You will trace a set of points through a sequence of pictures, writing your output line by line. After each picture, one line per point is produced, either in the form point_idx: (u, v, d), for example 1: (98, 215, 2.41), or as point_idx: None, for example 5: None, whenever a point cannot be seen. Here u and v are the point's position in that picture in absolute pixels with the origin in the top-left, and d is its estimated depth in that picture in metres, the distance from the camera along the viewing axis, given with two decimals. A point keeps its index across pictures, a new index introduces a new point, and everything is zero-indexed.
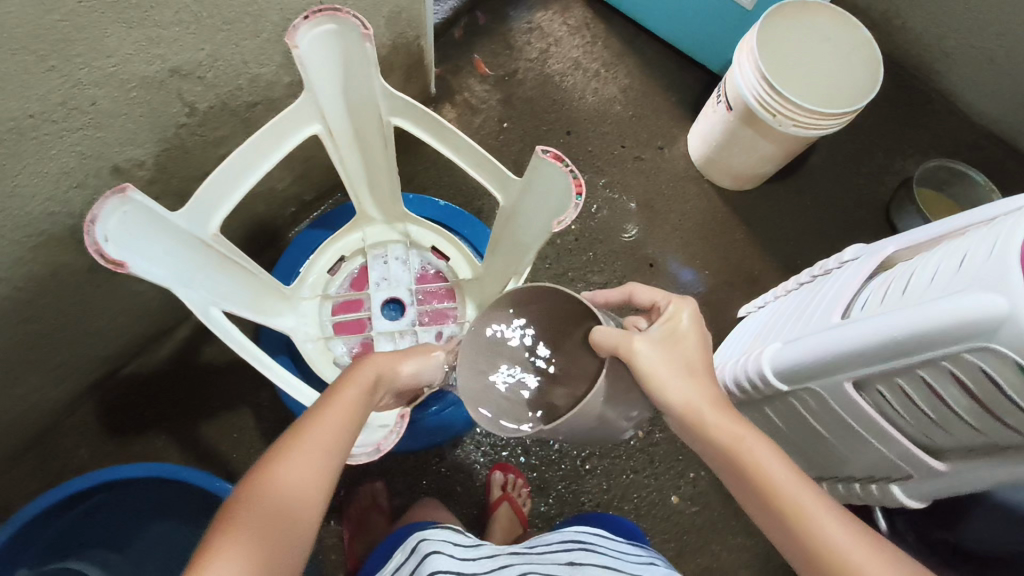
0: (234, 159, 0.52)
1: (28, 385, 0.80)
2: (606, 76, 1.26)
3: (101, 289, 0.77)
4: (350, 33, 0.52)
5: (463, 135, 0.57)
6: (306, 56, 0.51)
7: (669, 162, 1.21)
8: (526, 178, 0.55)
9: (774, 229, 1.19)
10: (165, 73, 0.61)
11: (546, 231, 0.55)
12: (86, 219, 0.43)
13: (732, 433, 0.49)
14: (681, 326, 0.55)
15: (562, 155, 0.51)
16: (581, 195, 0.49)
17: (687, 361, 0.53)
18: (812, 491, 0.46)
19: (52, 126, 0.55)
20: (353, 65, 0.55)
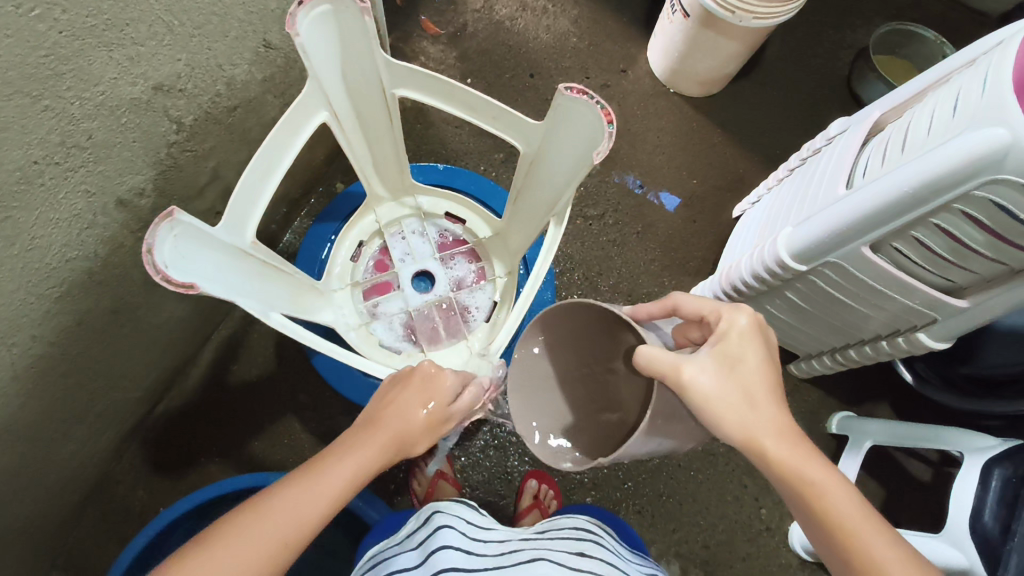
0: (258, 160, 0.54)
1: (80, 440, 0.79)
2: (554, 10, 1.25)
3: (129, 329, 0.76)
4: (346, 10, 0.54)
5: (475, 92, 0.59)
6: (309, 41, 0.54)
7: (635, 83, 1.22)
8: (551, 118, 0.57)
9: (749, 126, 1.22)
10: (149, 91, 0.59)
11: (584, 169, 0.56)
12: (145, 248, 0.44)
13: (797, 460, 0.48)
14: (736, 346, 0.51)
15: (582, 89, 0.53)
16: (612, 123, 0.51)
17: (748, 384, 0.50)
18: (866, 516, 0.46)
19: (56, 168, 0.54)
20: (353, 43, 0.57)
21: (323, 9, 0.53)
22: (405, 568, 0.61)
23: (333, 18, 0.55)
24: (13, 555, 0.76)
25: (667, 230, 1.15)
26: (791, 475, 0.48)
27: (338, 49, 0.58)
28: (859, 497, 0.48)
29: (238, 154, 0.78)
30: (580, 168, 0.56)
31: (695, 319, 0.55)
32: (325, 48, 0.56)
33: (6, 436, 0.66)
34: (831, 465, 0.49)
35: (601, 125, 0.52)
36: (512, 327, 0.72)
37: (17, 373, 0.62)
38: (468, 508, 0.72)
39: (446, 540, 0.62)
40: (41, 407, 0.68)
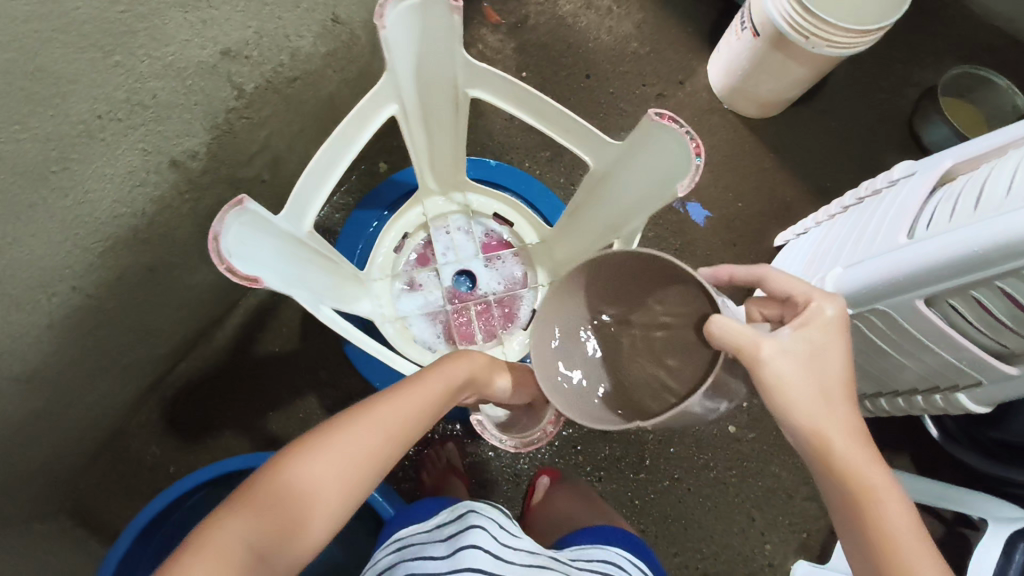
0: (324, 151, 0.54)
1: (102, 391, 0.79)
2: (618, 12, 1.22)
3: (162, 288, 0.75)
4: (435, 7, 0.53)
5: (555, 104, 0.59)
6: (393, 36, 0.53)
7: (692, 96, 1.20)
8: (632, 141, 0.56)
9: (801, 154, 1.19)
10: (217, 56, 0.59)
11: (664, 198, 0.55)
12: (211, 236, 0.44)
13: (861, 470, 0.47)
14: (822, 339, 0.49)
15: (671, 116, 0.52)
16: (700, 156, 0.50)
17: (825, 379, 0.48)
18: (919, 539, 0.46)
19: (117, 125, 0.54)
20: (435, 39, 0.56)
21: (411, 5, 0.52)
22: (433, 557, 0.61)
23: (421, 13, 0.54)
24: (26, 497, 0.77)
25: (706, 250, 1.13)
26: (850, 474, 0.47)
27: (418, 43, 0.57)
28: (914, 517, 0.47)
29: (290, 126, 0.77)
30: (661, 198, 0.55)
31: (780, 296, 0.54)
32: (408, 42, 0.55)
33: (36, 381, 0.66)
34: (894, 481, 0.48)
35: (688, 156, 0.50)
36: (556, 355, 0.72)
37: (53, 322, 0.62)
38: (504, 514, 0.69)
39: (478, 541, 0.60)
40: (71, 357, 0.68)
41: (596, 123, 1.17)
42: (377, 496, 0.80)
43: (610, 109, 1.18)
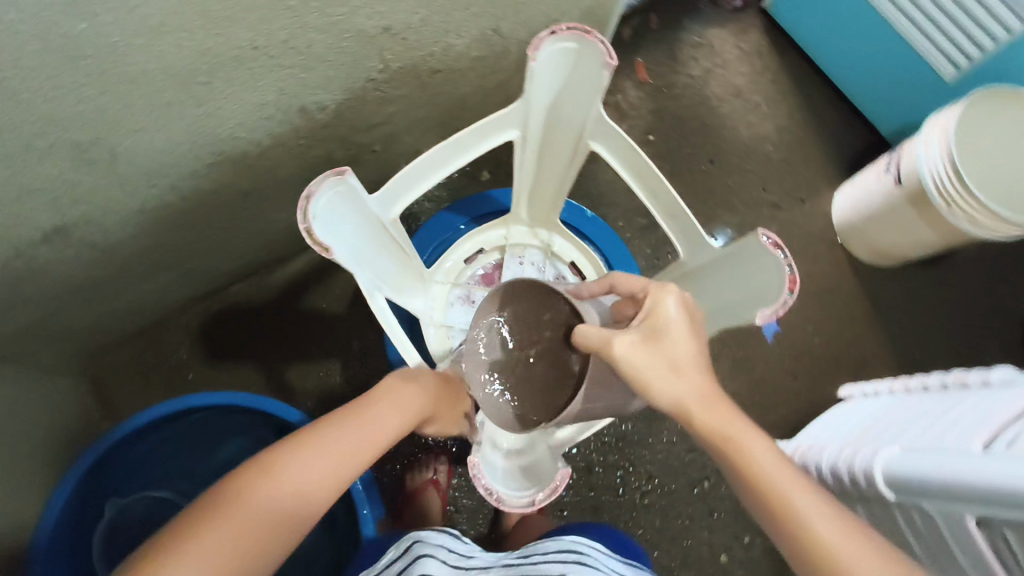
0: (434, 153, 0.56)
1: (159, 283, 0.84)
2: (764, 111, 1.21)
3: (248, 212, 0.79)
4: (588, 58, 0.54)
5: (670, 188, 0.58)
6: (539, 70, 0.54)
7: (807, 217, 1.16)
8: (731, 251, 0.54)
9: (898, 315, 1.13)
10: (378, 30, 0.61)
11: (744, 318, 0.53)
12: (303, 194, 0.47)
13: (724, 431, 0.48)
14: (666, 320, 0.52)
15: (778, 242, 0.50)
16: (793, 292, 0.47)
17: (676, 352, 0.50)
18: (812, 494, 0.45)
19: (267, 60, 0.56)
20: (578, 87, 0.57)
21: (568, 47, 0.53)
22: None
23: (574, 58, 0.54)
24: (57, 350, 0.82)
25: (765, 371, 1.09)
26: (716, 434, 0.48)
27: (560, 82, 0.57)
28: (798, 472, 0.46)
29: (415, 110, 0.80)
30: (742, 316, 0.53)
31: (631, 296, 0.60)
32: (551, 81, 0.57)
33: (108, 255, 0.70)
34: (763, 433, 0.48)
35: (781, 288, 0.48)
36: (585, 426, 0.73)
37: (143, 209, 0.66)
38: (452, 534, 0.70)
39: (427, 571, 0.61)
40: (146, 243, 0.72)
41: (702, 209, 1.15)
42: (359, 493, 0.77)
43: (721, 200, 1.16)
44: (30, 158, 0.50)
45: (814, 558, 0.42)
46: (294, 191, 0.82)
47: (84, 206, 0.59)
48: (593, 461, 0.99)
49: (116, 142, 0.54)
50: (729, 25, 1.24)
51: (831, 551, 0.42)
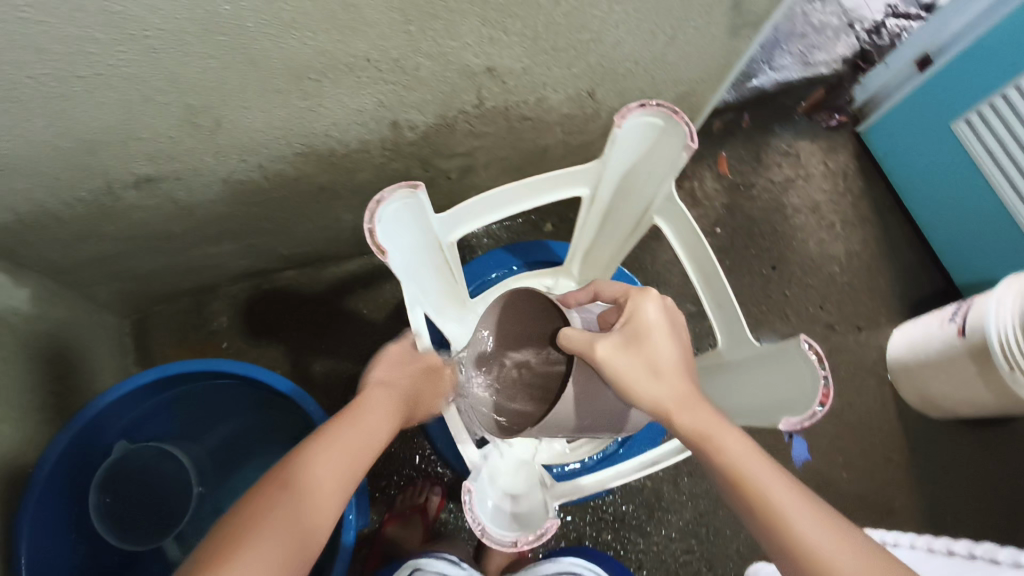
0: (504, 192, 0.59)
1: (222, 251, 0.88)
2: (838, 231, 1.20)
3: (319, 205, 0.83)
4: (671, 135, 0.55)
5: (723, 278, 0.58)
6: (621, 137, 0.56)
7: (860, 345, 1.13)
8: (769, 350, 0.53)
9: (937, 471, 1.06)
10: (482, 68, 0.65)
11: (768, 421, 0.52)
12: (375, 197, 0.50)
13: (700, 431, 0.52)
14: (646, 322, 0.57)
15: (819, 351, 0.48)
16: (824, 406, 0.46)
17: (658, 357, 0.55)
18: (781, 480, 0.49)
19: (375, 72, 0.60)
20: (655, 160, 0.58)
21: (653, 121, 0.55)
22: None
23: (657, 132, 0.56)
24: (113, 287, 0.86)
25: None
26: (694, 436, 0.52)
27: (638, 153, 0.59)
28: (774, 467, 0.50)
29: (497, 149, 0.84)
30: (768, 416, 0.52)
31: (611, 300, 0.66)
32: (631, 149, 0.58)
33: (185, 214, 0.75)
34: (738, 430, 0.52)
35: (812, 398, 0.47)
36: (594, 483, 0.66)
37: (226, 179, 0.70)
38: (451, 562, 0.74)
39: None
40: (220, 211, 0.77)
41: (753, 311, 1.14)
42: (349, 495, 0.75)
43: (775, 307, 1.14)
44: (144, 108, 0.55)
45: (792, 553, 0.45)
46: (366, 198, 0.86)
47: (176, 163, 0.64)
48: (584, 535, 0.96)
49: (222, 114, 0.59)
50: (820, 141, 1.25)
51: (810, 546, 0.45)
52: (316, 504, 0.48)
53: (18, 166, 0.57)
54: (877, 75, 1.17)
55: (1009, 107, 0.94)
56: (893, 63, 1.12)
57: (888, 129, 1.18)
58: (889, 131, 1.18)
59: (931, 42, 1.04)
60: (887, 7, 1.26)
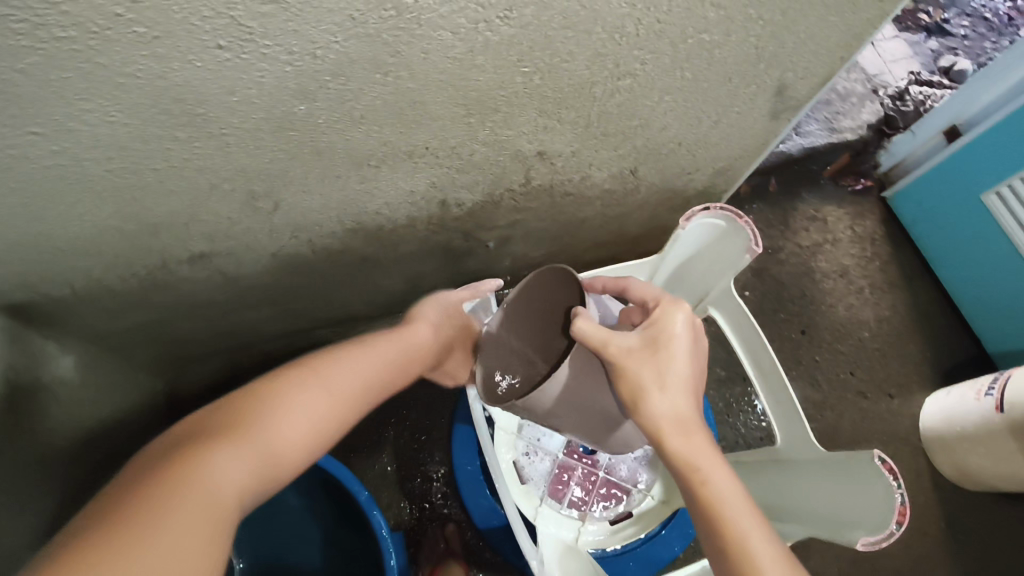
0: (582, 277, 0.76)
1: (260, 314, 0.89)
2: (868, 297, 1.20)
3: (361, 274, 0.84)
4: (733, 234, 0.69)
5: (784, 379, 0.71)
6: (688, 232, 0.71)
7: (893, 414, 1.12)
8: (842, 464, 0.61)
9: (979, 548, 1.03)
10: (533, 152, 0.66)
11: (835, 532, 0.58)
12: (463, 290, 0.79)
13: (690, 456, 0.51)
14: (668, 332, 0.55)
15: (892, 469, 0.56)
16: (900, 526, 0.53)
17: (670, 370, 0.54)
18: (749, 508, 0.48)
19: (432, 158, 0.61)
20: (719, 253, 0.73)
21: (716, 220, 0.69)
22: None
23: (720, 231, 0.71)
24: (150, 350, 0.87)
25: (819, 566, 1.01)
26: (679, 458, 0.51)
27: (700, 244, 0.73)
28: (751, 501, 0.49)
29: (537, 222, 0.85)
30: (835, 527, 0.59)
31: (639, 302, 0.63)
32: (695, 240, 0.73)
33: (232, 284, 0.76)
34: (727, 463, 0.51)
35: (889, 517, 0.53)
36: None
37: (277, 253, 0.71)
38: None
39: None
40: (266, 281, 0.78)
41: None
42: (384, 534, 0.75)
43: (806, 373, 1.14)
44: (210, 195, 0.56)
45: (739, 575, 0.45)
46: (406, 267, 0.87)
47: (232, 241, 0.65)
48: None
49: (281, 198, 0.60)
50: (847, 205, 1.26)
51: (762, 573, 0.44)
52: (297, 428, 0.50)
53: (82, 246, 0.58)
54: (903, 142, 1.20)
55: None
56: (920, 132, 1.15)
57: (914, 196, 1.19)
58: (917, 199, 1.19)
59: (961, 115, 1.07)
60: (910, 74, 1.28)
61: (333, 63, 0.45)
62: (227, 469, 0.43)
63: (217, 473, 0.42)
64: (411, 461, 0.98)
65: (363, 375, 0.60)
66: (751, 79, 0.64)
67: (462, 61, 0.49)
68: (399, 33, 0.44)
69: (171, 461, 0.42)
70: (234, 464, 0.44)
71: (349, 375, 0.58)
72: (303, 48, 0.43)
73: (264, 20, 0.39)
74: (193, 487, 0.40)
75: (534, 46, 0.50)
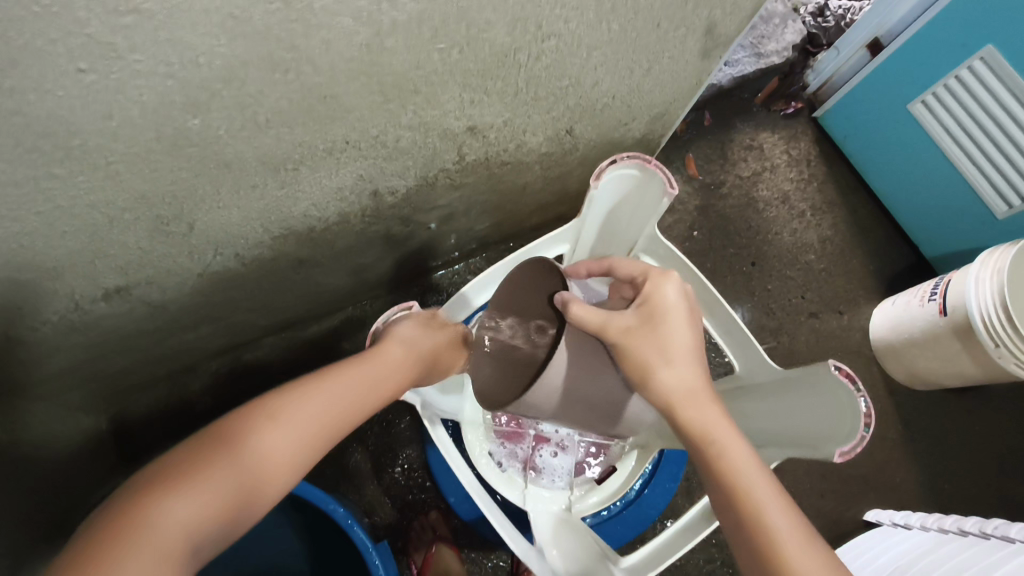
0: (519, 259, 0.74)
1: (198, 333, 0.82)
2: (809, 220, 1.21)
3: (300, 276, 0.79)
4: (647, 180, 0.68)
5: (727, 306, 0.71)
6: (604, 191, 0.69)
7: (845, 330, 1.15)
8: (800, 381, 0.62)
9: (933, 442, 1.10)
10: (463, 128, 0.62)
11: (812, 450, 0.59)
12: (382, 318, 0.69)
13: (707, 426, 0.51)
14: (664, 302, 0.57)
15: (849, 375, 0.57)
16: (869, 428, 0.55)
17: (672, 341, 0.55)
18: (761, 476, 0.48)
19: (355, 152, 0.57)
20: (638, 203, 0.72)
21: (629, 170, 0.67)
22: None
23: (634, 181, 0.69)
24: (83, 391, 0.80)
25: (793, 484, 1.06)
26: (693, 426, 0.51)
27: (619, 196, 0.71)
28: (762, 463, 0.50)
29: (476, 196, 0.81)
30: (809, 446, 0.60)
31: (625, 278, 0.65)
32: (611, 196, 0.71)
33: (158, 311, 0.69)
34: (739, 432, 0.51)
35: (857, 422, 0.55)
36: (647, 555, 0.66)
37: (204, 272, 0.65)
38: None
39: None
40: (196, 302, 0.72)
41: (741, 310, 1.15)
42: (367, 545, 0.73)
43: (760, 303, 1.16)
44: (113, 228, 0.50)
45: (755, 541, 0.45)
46: (347, 261, 0.82)
47: (150, 270, 0.60)
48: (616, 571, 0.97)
49: (195, 218, 0.54)
50: (781, 130, 1.26)
51: (772, 540, 0.44)
52: (268, 455, 0.45)
53: None
54: (828, 59, 1.18)
55: (962, 87, 0.96)
56: (843, 49, 1.13)
57: (844, 113, 1.20)
58: (847, 115, 1.19)
59: (880, 28, 1.05)
60: None
61: (222, 69, 0.40)
62: (174, 508, 0.38)
63: (166, 509, 0.38)
64: (383, 457, 0.95)
65: (359, 388, 0.53)
66: (679, 22, 0.61)
67: (370, 47, 0.44)
68: (292, 26, 0.39)
69: (114, 506, 0.37)
70: (179, 508, 0.38)
71: (340, 387, 0.52)
72: (181, 57, 0.37)
73: (129, 33, 0.34)
74: (134, 539, 0.35)
75: (448, 19, 0.45)
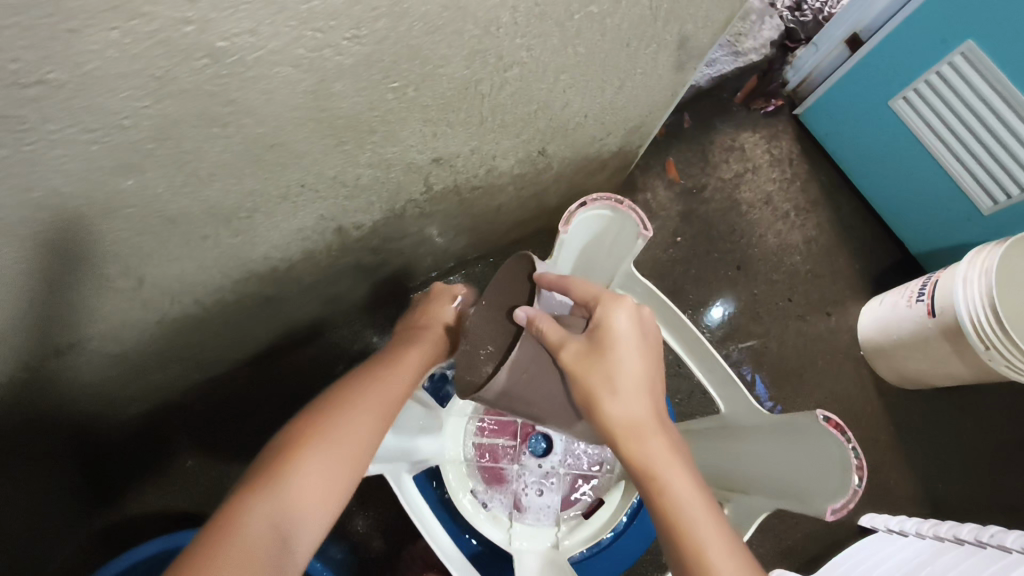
0: None
1: (165, 374, 0.79)
2: (794, 220, 1.19)
3: (268, 313, 0.76)
4: (620, 220, 0.66)
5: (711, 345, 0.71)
6: (576, 232, 0.67)
7: (833, 332, 1.14)
8: (789, 426, 0.60)
9: (924, 442, 1.09)
10: (428, 160, 0.59)
11: (801, 500, 0.57)
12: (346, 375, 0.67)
13: (652, 464, 0.48)
14: (614, 328, 0.52)
15: (838, 424, 0.55)
16: (862, 483, 0.52)
17: (619, 370, 0.50)
18: (707, 513, 0.46)
19: (312, 194, 0.54)
20: (612, 241, 0.69)
21: (601, 211, 0.65)
22: None
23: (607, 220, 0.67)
24: None
25: None
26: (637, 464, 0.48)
27: (593, 235, 0.69)
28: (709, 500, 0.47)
29: (449, 221, 0.78)
30: (799, 495, 0.58)
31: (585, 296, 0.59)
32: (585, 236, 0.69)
33: (118, 361, 0.66)
34: (688, 466, 0.48)
35: (848, 476, 0.53)
36: None
37: (162, 321, 0.62)
38: None
39: None
40: (159, 348, 0.69)
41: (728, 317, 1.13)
42: None
43: (747, 307, 1.14)
44: (53, 291, 0.47)
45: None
46: (318, 293, 0.79)
47: (102, 325, 0.56)
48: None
49: (144, 272, 0.51)
50: (762, 129, 1.24)
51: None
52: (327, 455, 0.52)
53: None
54: (806, 55, 1.16)
55: (943, 83, 0.94)
56: (822, 44, 1.11)
57: (825, 110, 1.17)
58: (828, 112, 1.17)
59: (859, 23, 1.03)
60: None
61: (151, 129, 0.36)
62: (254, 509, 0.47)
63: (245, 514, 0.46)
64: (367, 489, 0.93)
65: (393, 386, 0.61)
66: (650, 39, 0.59)
67: (316, 93, 0.41)
68: (225, 81, 0.36)
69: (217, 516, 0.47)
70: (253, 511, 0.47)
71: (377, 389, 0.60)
72: (103, 123, 0.34)
73: (36, 105, 0.31)
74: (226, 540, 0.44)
75: (399, 58, 0.42)
